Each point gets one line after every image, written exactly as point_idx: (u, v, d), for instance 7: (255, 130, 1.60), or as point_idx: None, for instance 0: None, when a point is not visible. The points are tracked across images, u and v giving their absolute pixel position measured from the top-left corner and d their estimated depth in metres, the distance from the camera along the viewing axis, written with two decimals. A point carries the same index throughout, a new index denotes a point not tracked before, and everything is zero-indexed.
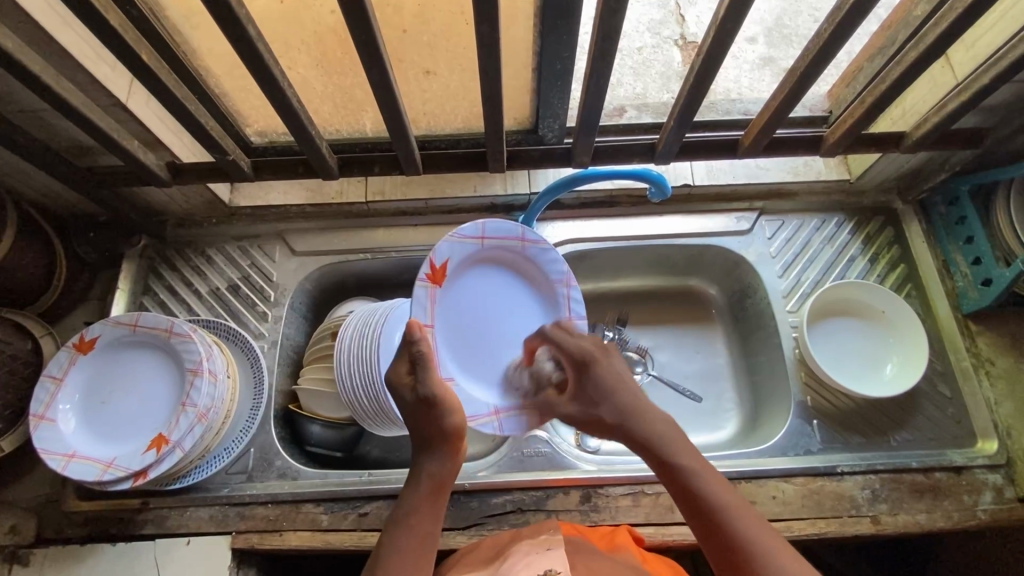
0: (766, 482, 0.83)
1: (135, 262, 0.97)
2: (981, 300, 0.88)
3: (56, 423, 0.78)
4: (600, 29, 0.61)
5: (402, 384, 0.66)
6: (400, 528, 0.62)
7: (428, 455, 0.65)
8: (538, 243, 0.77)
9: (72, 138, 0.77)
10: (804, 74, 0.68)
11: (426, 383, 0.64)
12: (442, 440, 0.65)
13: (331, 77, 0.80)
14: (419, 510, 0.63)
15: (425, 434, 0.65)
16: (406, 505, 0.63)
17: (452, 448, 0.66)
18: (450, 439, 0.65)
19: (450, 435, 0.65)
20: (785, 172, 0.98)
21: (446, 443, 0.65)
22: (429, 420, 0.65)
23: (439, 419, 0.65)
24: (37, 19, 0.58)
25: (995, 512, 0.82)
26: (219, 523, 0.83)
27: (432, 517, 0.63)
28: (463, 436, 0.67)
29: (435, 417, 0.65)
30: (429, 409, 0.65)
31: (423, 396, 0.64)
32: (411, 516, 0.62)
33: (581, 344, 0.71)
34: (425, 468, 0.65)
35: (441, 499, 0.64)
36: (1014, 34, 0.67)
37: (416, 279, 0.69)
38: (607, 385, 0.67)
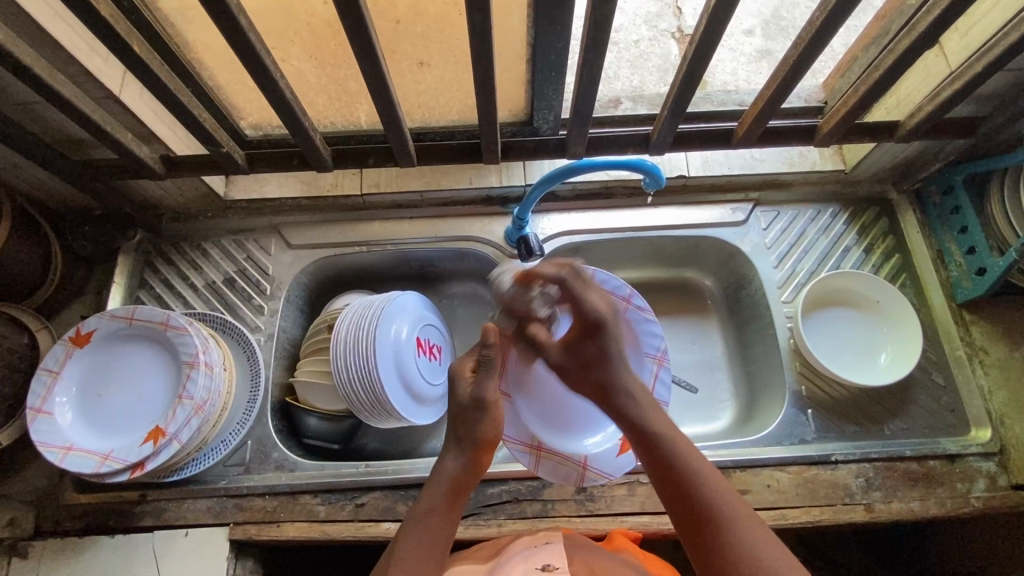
0: (760, 471, 0.84)
1: (130, 256, 0.97)
2: (974, 289, 0.89)
3: (52, 416, 0.78)
4: (592, 18, 0.61)
5: (463, 376, 0.73)
6: (415, 524, 0.65)
7: (454, 457, 0.70)
8: (629, 300, 0.87)
9: (66, 131, 0.77)
10: (797, 63, 0.68)
11: (482, 384, 0.71)
12: (472, 443, 0.70)
13: (324, 69, 0.80)
14: (438, 508, 0.66)
15: (460, 433, 0.70)
16: (423, 503, 0.67)
17: (477, 454, 0.70)
18: (481, 446, 0.71)
19: (480, 442, 0.71)
20: (780, 163, 0.98)
21: (475, 449, 0.70)
22: (472, 420, 0.70)
23: (477, 425, 0.71)
24: (29, 9, 0.58)
25: (989, 500, 0.82)
26: (217, 515, 0.83)
27: (448, 518, 0.66)
28: (490, 451, 0.72)
29: (479, 421, 0.70)
30: (473, 411, 0.71)
31: (476, 398, 0.71)
32: (432, 513, 0.66)
33: (596, 305, 0.74)
34: (448, 469, 0.69)
35: (457, 503, 0.68)
36: (1007, 22, 0.67)
37: (518, 298, 0.86)
38: (611, 352, 0.73)
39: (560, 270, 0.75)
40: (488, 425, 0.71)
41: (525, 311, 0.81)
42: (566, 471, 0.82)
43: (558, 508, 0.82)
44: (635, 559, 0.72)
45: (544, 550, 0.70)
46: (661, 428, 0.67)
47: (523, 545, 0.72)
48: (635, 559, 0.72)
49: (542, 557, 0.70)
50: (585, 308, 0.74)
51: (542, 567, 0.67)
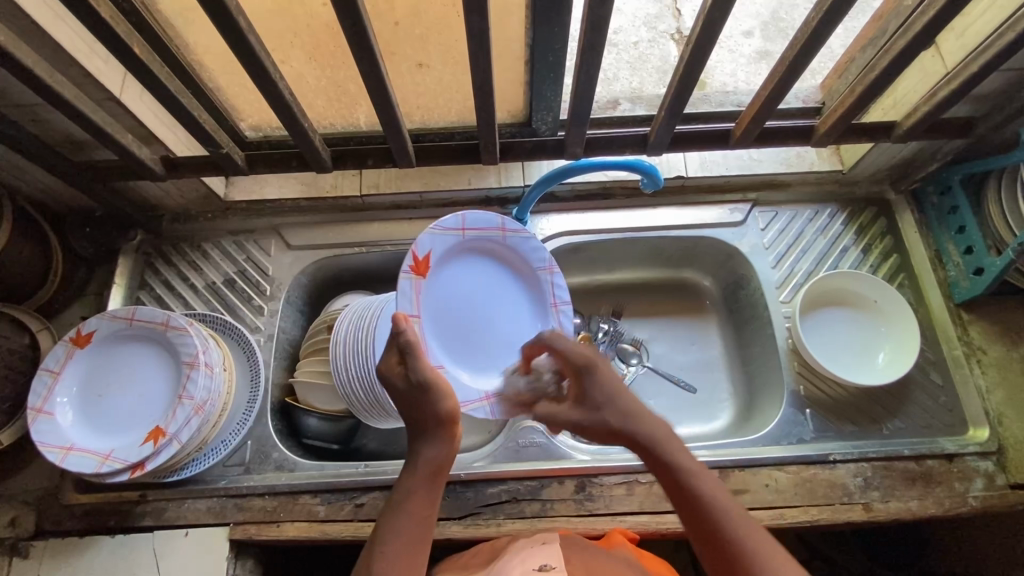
0: (759, 471, 0.84)
1: (131, 257, 0.97)
2: (972, 289, 0.89)
3: (53, 417, 0.78)
4: (589, 19, 0.61)
5: (393, 372, 0.67)
6: (397, 513, 0.63)
7: (423, 440, 0.66)
8: (504, 228, 0.84)
9: (66, 132, 0.77)
10: (793, 64, 0.69)
11: (415, 367, 0.66)
12: (436, 419, 0.66)
13: (324, 71, 0.81)
14: (413, 495, 0.63)
15: (421, 418, 0.66)
16: (400, 491, 0.64)
17: (447, 429, 0.66)
18: (446, 421, 0.66)
19: (444, 418, 0.66)
20: (779, 163, 0.99)
21: (441, 425, 0.66)
22: (424, 403, 0.65)
23: (433, 405, 0.66)
24: (30, 12, 0.59)
25: (987, 499, 0.82)
26: (217, 515, 0.83)
27: (426, 503, 0.63)
28: (458, 419, 0.68)
29: (430, 400, 0.65)
30: (421, 394, 0.65)
31: (415, 382, 0.65)
32: (407, 500, 0.63)
33: (579, 349, 0.68)
34: (420, 453, 0.66)
35: (439, 483, 0.65)
36: (1002, 23, 0.68)
37: (400, 271, 0.75)
38: (611, 389, 0.66)
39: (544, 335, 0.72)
40: (444, 399, 0.66)
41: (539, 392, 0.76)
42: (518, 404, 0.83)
43: (557, 508, 0.83)
44: (631, 558, 0.72)
45: (543, 551, 0.69)
46: (673, 455, 0.62)
47: (523, 547, 0.71)
48: (633, 558, 0.72)
49: (541, 558, 0.68)
50: (568, 354, 0.68)
51: (539, 568, 0.66)
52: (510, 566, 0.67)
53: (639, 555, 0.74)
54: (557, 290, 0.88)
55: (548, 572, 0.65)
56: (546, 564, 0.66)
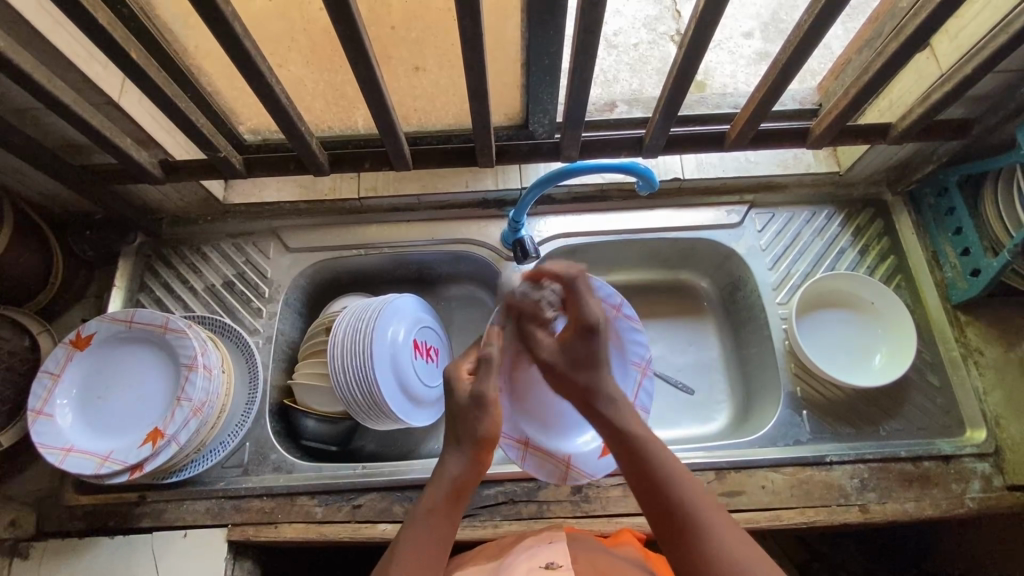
0: (755, 473, 0.84)
1: (131, 259, 0.98)
2: (969, 290, 0.89)
3: (53, 419, 0.79)
4: (582, 23, 0.62)
5: (460, 378, 0.72)
6: (417, 524, 0.64)
7: (455, 457, 0.68)
8: (619, 308, 0.86)
9: (66, 136, 0.78)
10: (785, 66, 0.69)
11: (482, 381, 0.71)
12: (472, 442, 0.68)
13: (322, 75, 0.81)
14: (437, 512, 0.64)
15: (460, 432, 0.69)
16: (424, 503, 0.65)
17: (479, 454, 0.68)
18: (482, 445, 0.69)
19: (480, 441, 0.68)
20: (775, 165, 0.99)
21: (476, 448, 0.68)
22: (470, 419, 0.69)
23: (476, 426, 0.69)
24: (29, 17, 0.59)
25: (984, 501, 0.82)
26: (215, 516, 0.84)
27: (447, 523, 0.64)
28: (492, 449, 0.70)
29: (475, 419, 0.69)
30: (473, 411, 0.69)
31: (474, 397, 0.69)
32: (430, 515, 0.64)
33: (596, 312, 0.73)
34: (449, 469, 0.67)
35: (458, 505, 0.66)
36: (996, 25, 0.68)
37: (512, 291, 0.82)
38: (602, 358, 0.71)
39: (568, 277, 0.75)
40: (489, 424, 0.69)
41: (531, 311, 0.79)
42: (549, 467, 0.83)
43: (553, 509, 0.83)
44: (636, 559, 0.71)
45: (548, 549, 0.68)
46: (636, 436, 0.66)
47: (529, 546, 0.71)
48: (637, 558, 0.71)
49: (547, 555, 0.67)
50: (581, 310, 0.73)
51: (545, 565, 0.65)
52: (518, 565, 0.66)
53: (644, 555, 0.74)
54: (642, 393, 0.86)
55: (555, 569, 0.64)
56: (553, 562, 0.65)
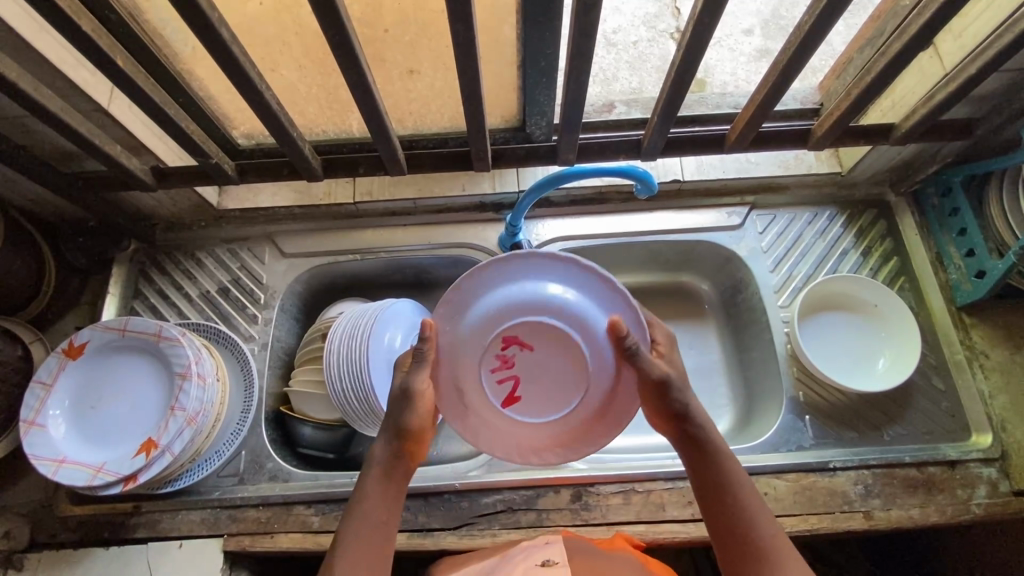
0: (757, 479, 0.83)
1: (125, 266, 0.97)
2: (974, 292, 0.87)
3: (45, 429, 0.78)
4: (577, 25, 0.61)
5: (397, 369, 0.68)
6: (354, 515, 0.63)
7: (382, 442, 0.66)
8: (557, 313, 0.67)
9: (56, 143, 0.77)
10: (785, 68, 0.68)
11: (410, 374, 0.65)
12: (397, 431, 0.65)
13: (314, 79, 0.80)
14: (370, 499, 0.64)
15: (388, 421, 0.66)
16: (359, 494, 0.64)
17: (406, 442, 0.66)
18: (408, 433, 0.65)
19: (406, 431, 0.65)
20: (775, 166, 0.98)
21: (401, 437, 0.65)
22: (396, 411, 0.65)
23: (400, 415, 0.65)
24: (13, 25, 0.58)
25: (990, 506, 0.81)
26: (210, 526, 0.83)
27: (383, 509, 0.63)
28: (423, 439, 0.67)
29: (401, 410, 0.65)
30: (400, 401, 0.65)
31: (401, 386, 0.65)
32: (364, 503, 0.63)
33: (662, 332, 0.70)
34: (377, 456, 0.66)
35: (394, 487, 0.65)
36: (1001, 23, 0.66)
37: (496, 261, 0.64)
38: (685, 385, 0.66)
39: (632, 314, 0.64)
40: (417, 415, 0.65)
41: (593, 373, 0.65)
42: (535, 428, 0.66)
43: (552, 517, 0.82)
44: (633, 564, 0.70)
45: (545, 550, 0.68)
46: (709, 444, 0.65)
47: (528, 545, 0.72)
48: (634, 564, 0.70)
49: (544, 553, 0.67)
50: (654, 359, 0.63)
51: (543, 567, 0.67)
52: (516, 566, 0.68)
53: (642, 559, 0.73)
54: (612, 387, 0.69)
55: None
56: None
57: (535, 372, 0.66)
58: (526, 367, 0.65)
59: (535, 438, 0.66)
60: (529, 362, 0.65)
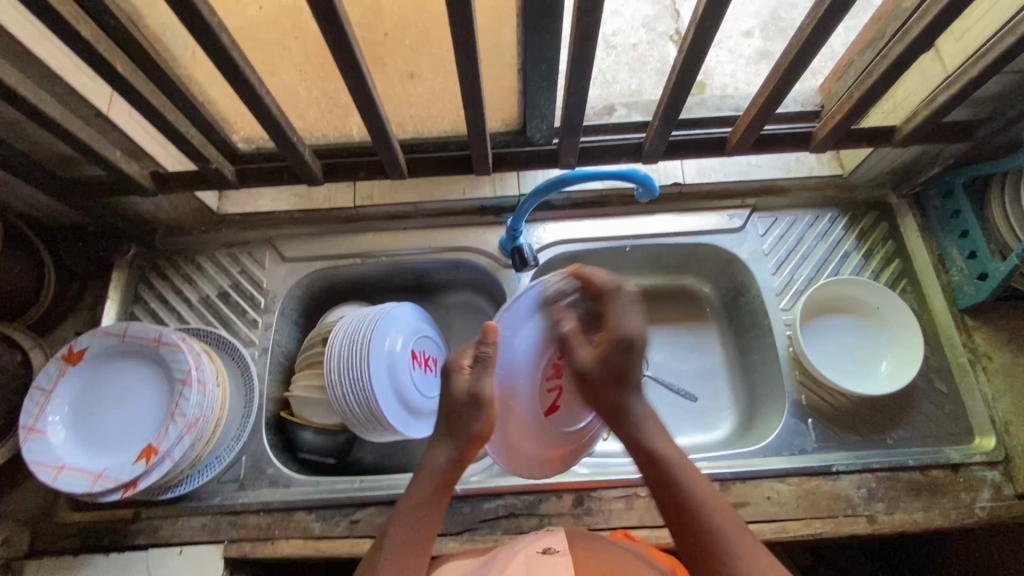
0: (760, 483, 0.82)
1: (125, 271, 0.96)
2: (976, 295, 0.87)
3: (46, 436, 0.78)
4: (578, 29, 0.60)
5: (458, 373, 0.70)
6: (402, 520, 0.66)
7: (443, 447, 0.69)
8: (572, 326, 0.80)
9: (55, 149, 0.77)
10: (787, 70, 0.68)
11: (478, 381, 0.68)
12: (466, 439, 0.68)
13: (314, 83, 0.80)
14: (422, 505, 0.67)
15: (455, 426, 0.68)
16: (410, 498, 0.67)
17: (469, 449, 0.68)
18: (475, 440, 0.68)
19: (473, 437, 0.68)
20: (777, 168, 0.98)
21: (466, 444, 0.68)
22: (463, 415, 0.68)
23: (468, 423, 0.68)
24: (13, 31, 0.58)
25: (994, 510, 0.81)
26: (210, 532, 0.82)
27: (432, 515, 0.67)
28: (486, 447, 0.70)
29: (469, 416, 0.68)
30: (469, 408, 0.68)
31: (471, 393, 0.67)
32: (416, 507, 0.67)
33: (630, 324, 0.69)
34: (437, 460, 0.69)
35: (443, 495, 0.68)
36: (1002, 26, 0.66)
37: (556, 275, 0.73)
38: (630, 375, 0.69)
39: (611, 283, 0.71)
40: (482, 422, 0.68)
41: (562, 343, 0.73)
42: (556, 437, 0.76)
43: (555, 523, 0.81)
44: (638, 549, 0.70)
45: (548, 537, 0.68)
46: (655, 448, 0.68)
47: (532, 534, 0.71)
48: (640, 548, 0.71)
49: (546, 540, 0.68)
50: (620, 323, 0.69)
51: (543, 550, 0.65)
52: (516, 552, 0.66)
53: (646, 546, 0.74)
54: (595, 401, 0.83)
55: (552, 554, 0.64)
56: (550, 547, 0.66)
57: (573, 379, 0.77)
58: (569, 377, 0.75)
59: (554, 448, 0.76)
60: None
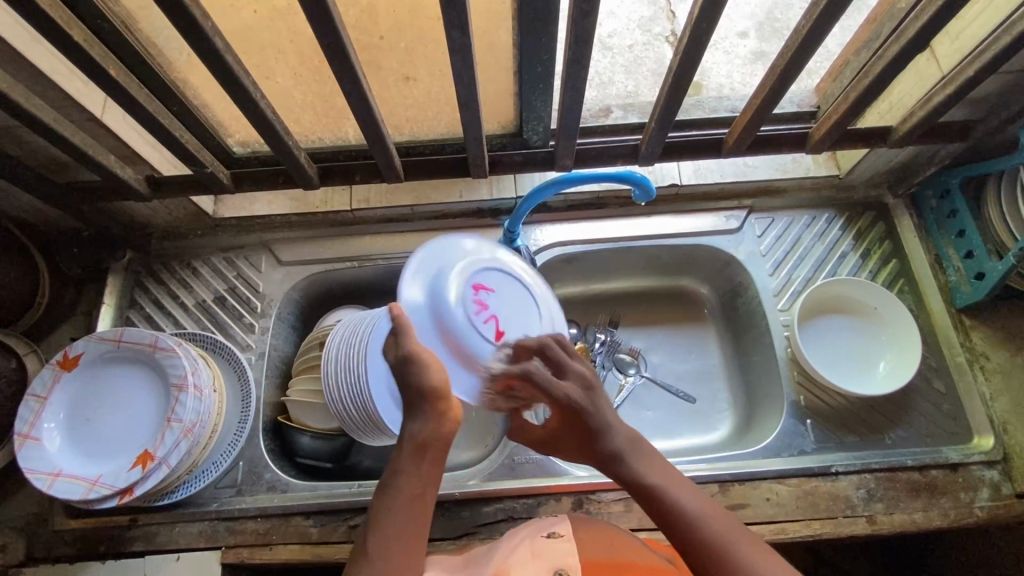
0: (759, 484, 0.82)
1: (120, 276, 0.96)
2: (974, 294, 0.87)
3: (40, 442, 0.77)
4: (573, 31, 0.60)
5: (388, 346, 0.65)
6: (388, 491, 0.58)
7: (409, 413, 0.62)
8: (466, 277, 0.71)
9: (49, 154, 0.76)
10: (784, 71, 0.68)
11: (404, 341, 0.63)
12: (422, 394, 0.61)
13: (311, 86, 0.80)
14: (402, 472, 0.58)
15: (406, 390, 0.62)
16: (388, 468, 0.60)
17: (433, 403, 0.61)
18: (434, 394, 0.61)
19: (432, 392, 0.61)
20: (774, 169, 0.97)
21: (427, 399, 0.61)
22: (409, 380, 0.62)
23: (418, 379, 0.61)
24: (6, 36, 0.58)
25: (993, 509, 0.81)
26: (208, 538, 0.82)
27: (418, 480, 0.58)
28: (449, 396, 0.62)
29: (414, 373, 0.62)
30: (409, 367, 0.62)
31: (403, 353, 0.62)
32: (395, 475, 0.58)
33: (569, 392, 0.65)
34: (406, 427, 0.61)
35: (427, 460, 0.60)
36: (997, 26, 0.66)
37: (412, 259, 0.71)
38: (601, 435, 0.64)
39: (537, 344, 0.68)
40: (432, 373, 0.62)
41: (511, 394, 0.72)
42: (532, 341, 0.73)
43: None
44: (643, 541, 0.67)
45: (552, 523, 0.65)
46: (648, 475, 0.60)
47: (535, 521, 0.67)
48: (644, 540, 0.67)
49: (549, 526, 0.64)
50: (552, 393, 0.66)
51: (546, 535, 0.61)
52: (519, 540, 0.63)
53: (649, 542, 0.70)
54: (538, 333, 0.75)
55: (555, 538, 0.61)
56: (554, 531, 0.62)
57: (504, 311, 0.72)
58: (498, 305, 0.72)
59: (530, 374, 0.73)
60: (496, 302, 0.72)
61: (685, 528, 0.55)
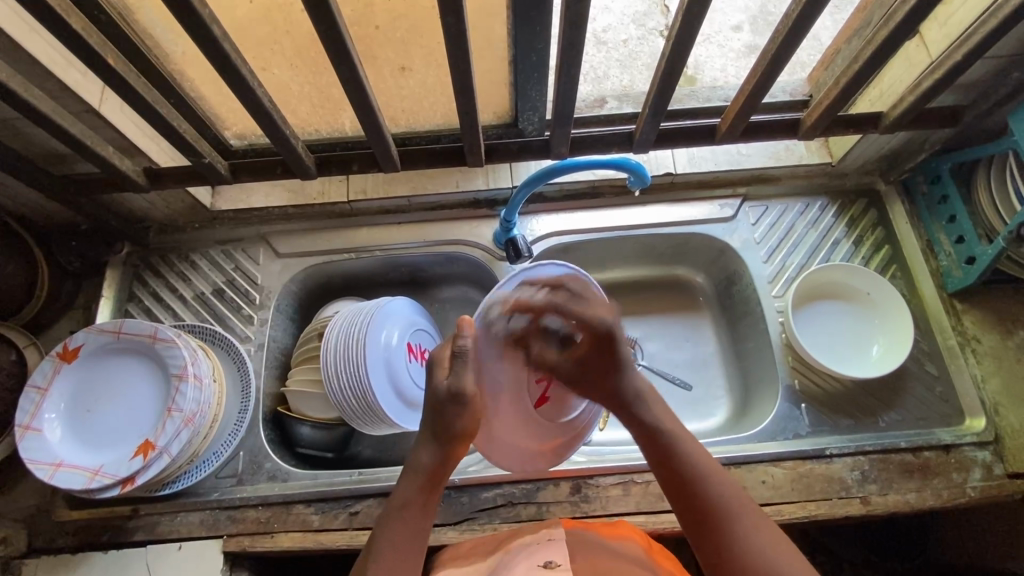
0: (755, 468, 0.83)
1: (119, 270, 0.97)
2: (964, 279, 0.89)
3: (42, 433, 0.78)
4: (566, 17, 0.60)
5: (439, 369, 0.67)
6: (391, 522, 0.63)
7: (428, 448, 0.67)
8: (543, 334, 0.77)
9: (47, 146, 0.77)
10: (775, 57, 0.68)
11: (459, 377, 0.65)
12: (449, 436, 0.66)
13: (307, 78, 0.80)
14: (410, 505, 0.64)
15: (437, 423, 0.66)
16: (397, 500, 0.65)
17: (453, 446, 0.66)
18: (458, 437, 0.66)
19: (457, 435, 0.66)
20: (767, 157, 0.99)
21: (452, 441, 0.66)
22: (449, 414, 0.65)
23: (451, 420, 0.65)
24: (3, 25, 0.58)
25: (985, 489, 0.82)
26: (210, 527, 0.82)
27: (422, 516, 0.64)
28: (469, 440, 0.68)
29: (449, 416, 0.65)
30: (452, 405, 0.65)
31: (452, 389, 0.65)
32: (403, 511, 0.64)
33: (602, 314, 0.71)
34: (420, 460, 0.67)
35: (433, 495, 0.66)
36: (985, 9, 0.67)
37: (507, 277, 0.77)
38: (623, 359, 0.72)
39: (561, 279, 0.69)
40: (463, 419, 0.66)
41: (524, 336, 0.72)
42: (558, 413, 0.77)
43: (552, 510, 0.82)
44: (637, 554, 0.66)
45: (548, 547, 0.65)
46: (664, 426, 0.68)
47: (527, 544, 0.67)
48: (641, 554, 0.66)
49: (546, 552, 0.64)
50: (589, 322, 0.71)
51: (544, 564, 0.62)
52: (515, 564, 0.63)
53: (648, 548, 0.69)
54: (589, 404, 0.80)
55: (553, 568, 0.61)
56: (551, 561, 0.62)
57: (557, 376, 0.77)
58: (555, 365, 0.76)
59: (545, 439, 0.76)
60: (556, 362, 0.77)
61: (688, 480, 0.64)
